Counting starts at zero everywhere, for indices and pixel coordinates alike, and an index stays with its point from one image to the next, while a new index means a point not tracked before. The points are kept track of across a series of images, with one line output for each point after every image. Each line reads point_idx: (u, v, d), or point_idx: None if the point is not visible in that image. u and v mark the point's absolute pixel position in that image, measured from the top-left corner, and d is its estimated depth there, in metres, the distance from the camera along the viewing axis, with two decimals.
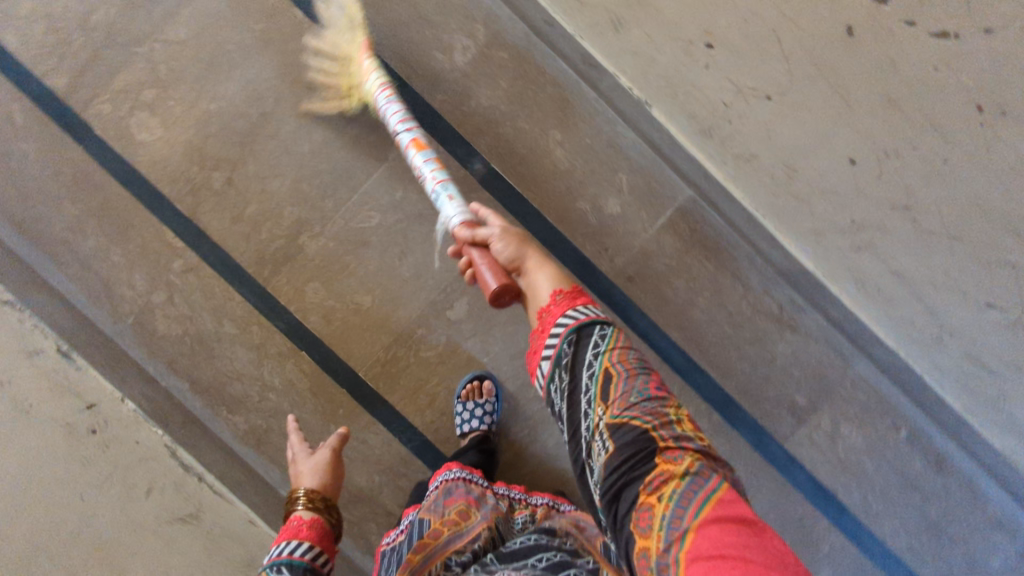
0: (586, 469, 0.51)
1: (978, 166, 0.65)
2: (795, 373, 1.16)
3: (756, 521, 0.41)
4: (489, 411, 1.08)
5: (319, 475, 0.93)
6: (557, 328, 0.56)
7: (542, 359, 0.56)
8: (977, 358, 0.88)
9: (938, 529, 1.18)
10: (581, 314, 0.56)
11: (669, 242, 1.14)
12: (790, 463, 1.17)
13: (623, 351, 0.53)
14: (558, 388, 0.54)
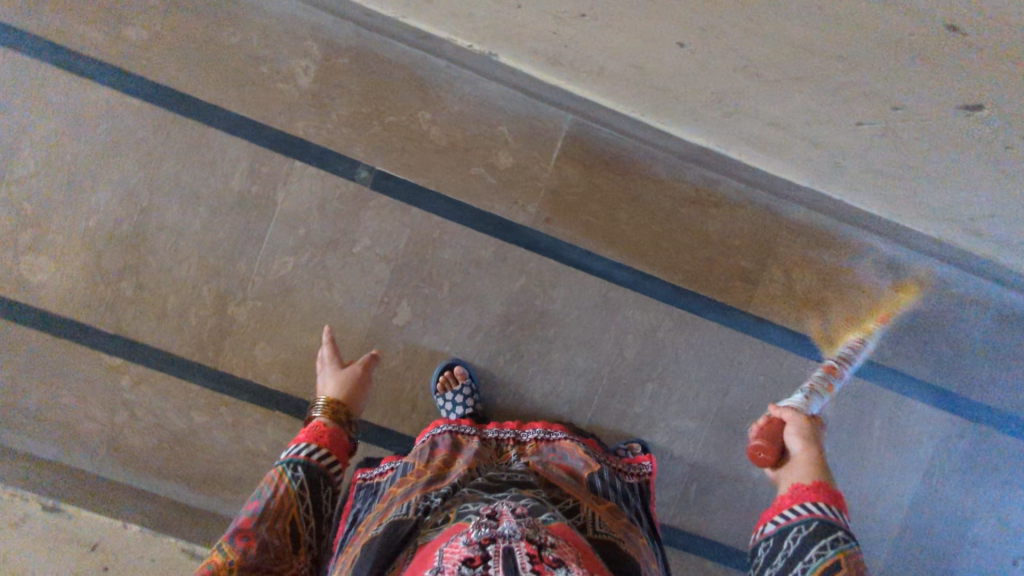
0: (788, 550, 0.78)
1: (786, 21, 0.64)
2: (732, 243, 1.18)
3: None
4: (469, 394, 1.11)
5: (345, 389, 1.00)
6: (795, 511, 0.82)
7: (772, 523, 0.83)
8: (875, 171, 0.90)
9: (915, 328, 1.22)
10: (812, 510, 0.81)
11: (570, 171, 1.15)
12: (759, 325, 1.21)
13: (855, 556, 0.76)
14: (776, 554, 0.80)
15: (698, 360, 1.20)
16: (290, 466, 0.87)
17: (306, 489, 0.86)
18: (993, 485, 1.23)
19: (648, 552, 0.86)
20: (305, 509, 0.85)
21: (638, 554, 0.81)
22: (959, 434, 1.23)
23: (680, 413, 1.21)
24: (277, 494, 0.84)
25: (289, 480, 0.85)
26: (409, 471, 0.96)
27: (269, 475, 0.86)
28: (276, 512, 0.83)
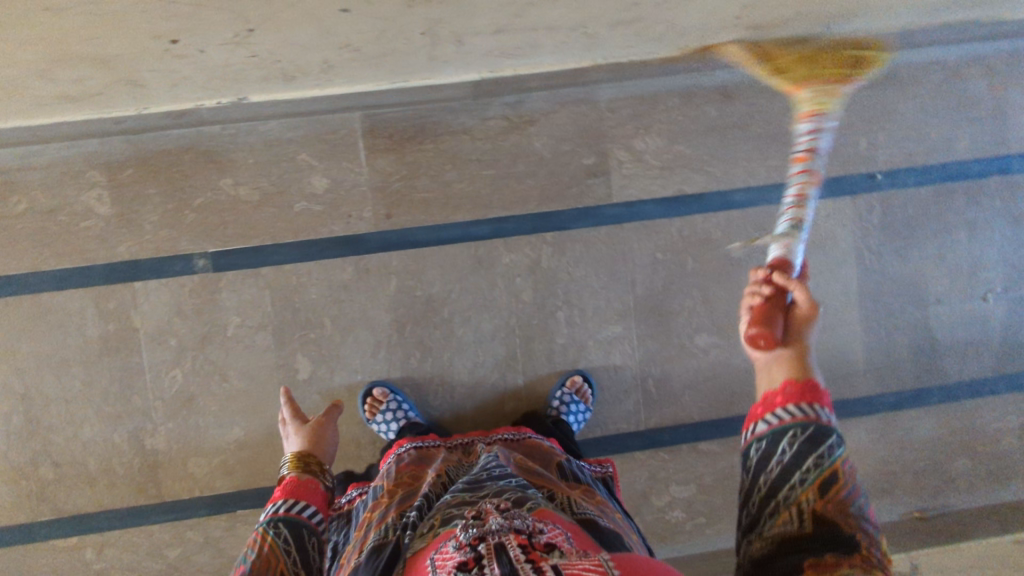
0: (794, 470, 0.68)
1: None
2: (565, 149, 1.17)
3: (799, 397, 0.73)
4: (397, 408, 1.12)
5: (316, 439, 0.98)
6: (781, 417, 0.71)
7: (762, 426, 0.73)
8: (613, 19, 0.88)
9: (774, 137, 1.20)
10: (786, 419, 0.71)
11: (384, 162, 1.15)
12: (630, 209, 1.20)
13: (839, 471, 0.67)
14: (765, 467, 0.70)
15: (592, 268, 1.19)
16: (273, 525, 0.80)
17: (294, 541, 0.79)
18: (919, 239, 1.25)
19: (623, 524, 0.90)
20: (293, 563, 0.76)
21: (616, 529, 0.85)
22: (868, 209, 1.23)
23: (601, 323, 1.20)
24: (263, 559, 0.75)
25: (274, 540, 0.77)
26: (381, 494, 0.92)
27: (250, 540, 0.78)
28: (271, 572, 0.75)
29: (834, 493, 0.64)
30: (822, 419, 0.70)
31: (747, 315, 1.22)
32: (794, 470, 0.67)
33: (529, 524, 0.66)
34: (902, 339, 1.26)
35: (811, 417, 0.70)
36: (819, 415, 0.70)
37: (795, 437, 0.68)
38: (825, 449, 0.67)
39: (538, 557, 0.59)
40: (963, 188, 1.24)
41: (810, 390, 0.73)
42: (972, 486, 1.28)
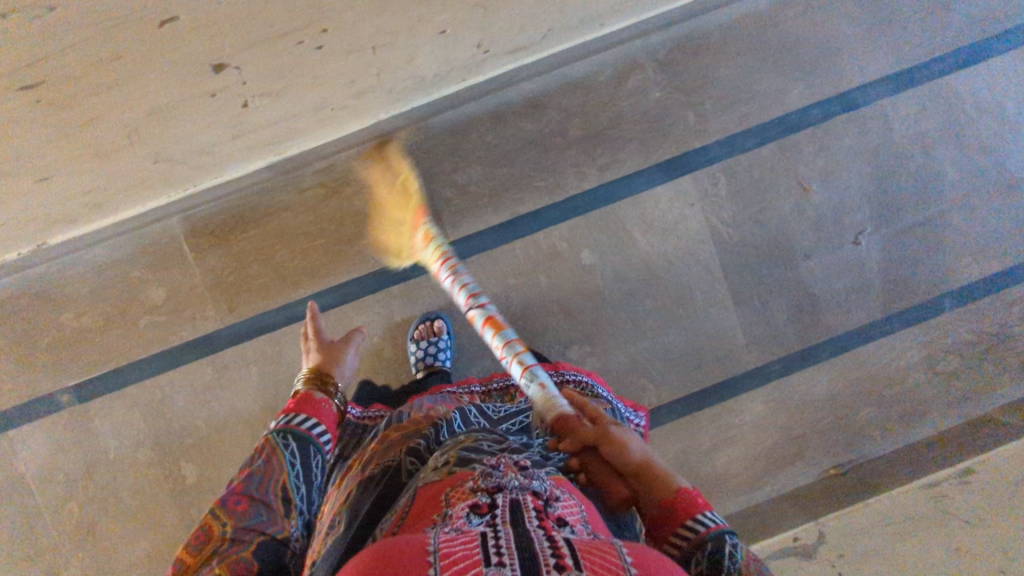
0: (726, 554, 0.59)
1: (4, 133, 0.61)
2: (387, 200, 1.15)
3: (691, 504, 0.63)
4: (432, 345, 1.12)
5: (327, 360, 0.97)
6: (700, 521, 0.61)
7: (675, 543, 0.62)
8: (342, 96, 0.85)
9: (597, 134, 1.17)
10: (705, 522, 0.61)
11: (213, 259, 1.15)
12: (469, 242, 1.18)
13: (752, 556, 0.60)
14: (684, 552, 0.61)
15: (447, 310, 1.18)
16: (282, 436, 0.78)
17: (301, 456, 0.77)
18: (774, 197, 1.20)
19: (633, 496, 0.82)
20: (296, 476, 0.75)
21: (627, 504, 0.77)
22: (710, 181, 1.19)
23: (469, 361, 1.19)
24: (272, 465, 0.74)
25: (282, 451, 0.76)
26: (393, 428, 0.89)
27: (256, 445, 0.76)
28: (272, 482, 0.73)
29: None
30: (705, 533, 0.60)
31: (612, 317, 1.20)
32: None
33: (546, 486, 0.62)
34: (778, 305, 1.22)
35: (699, 534, 0.60)
36: (701, 528, 0.61)
37: (698, 560, 0.59)
38: (729, 552, 0.59)
39: (551, 523, 0.54)
40: (805, 136, 1.20)
41: (679, 507, 0.63)
42: (887, 431, 1.24)
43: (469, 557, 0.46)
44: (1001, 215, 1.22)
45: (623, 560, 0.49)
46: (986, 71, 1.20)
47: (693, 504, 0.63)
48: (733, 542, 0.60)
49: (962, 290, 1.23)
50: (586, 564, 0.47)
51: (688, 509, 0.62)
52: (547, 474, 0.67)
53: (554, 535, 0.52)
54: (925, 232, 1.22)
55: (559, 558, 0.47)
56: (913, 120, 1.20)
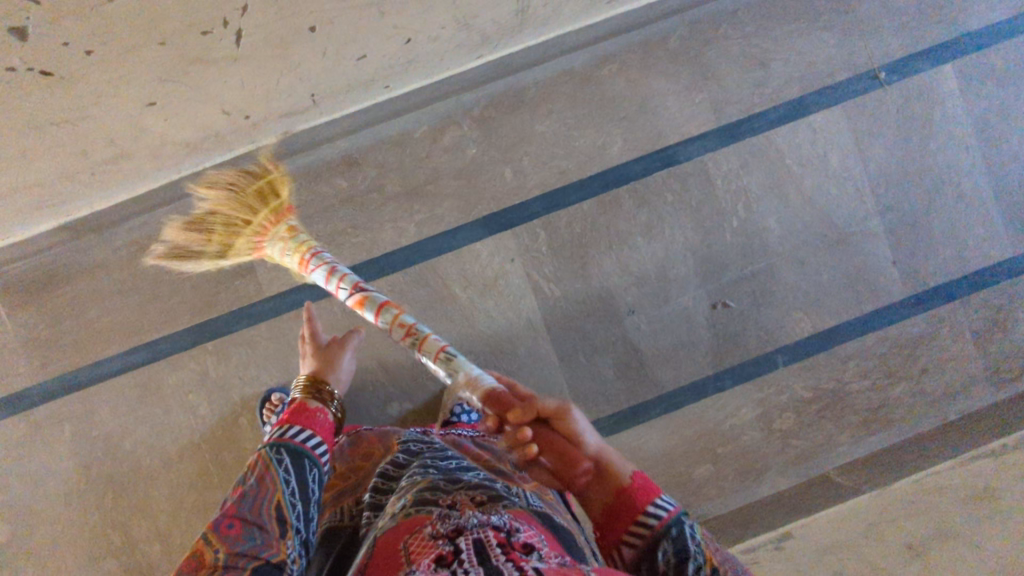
0: (683, 548, 0.63)
1: None
2: (201, 256, 1.16)
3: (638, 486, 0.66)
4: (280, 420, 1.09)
5: (322, 370, 1.00)
6: (655, 511, 0.64)
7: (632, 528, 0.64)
8: (83, 166, 0.86)
9: (412, 190, 1.17)
10: (659, 511, 0.64)
11: (25, 316, 1.15)
12: (285, 297, 1.17)
13: (713, 547, 0.65)
14: (655, 552, 0.63)
15: (264, 366, 1.17)
16: (275, 451, 0.82)
17: (293, 471, 0.81)
18: (595, 253, 1.18)
19: (572, 522, 0.83)
20: (290, 493, 0.79)
21: (571, 529, 0.78)
22: (530, 237, 1.18)
23: None
24: (264, 485, 0.79)
25: (276, 467, 0.81)
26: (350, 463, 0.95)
27: (251, 462, 0.82)
28: (265, 501, 0.77)
29: None
30: (660, 524, 0.63)
31: (434, 373, 1.18)
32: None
33: (504, 521, 0.64)
34: (604, 361, 1.19)
35: (653, 529, 0.63)
36: (654, 522, 0.63)
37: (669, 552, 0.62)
38: (693, 544, 0.64)
39: (518, 554, 0.56)
40: (627, 192, 1.18)
41: (627, 499, 0.65)
42: (722, 489, 1.21)
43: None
44: (828, 272, 1.20)
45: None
46: (808, 129, 1.19)
47: (645, 486, 0.66)
48: (689, 527, 0.65)
49: (792, 345, 1.21)
50: None
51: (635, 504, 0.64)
52: (503, 507, 0.69)
53: (524, 565, 0.54)
54: (753, 287, 1.19)
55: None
56: (733, 177, 1.19)
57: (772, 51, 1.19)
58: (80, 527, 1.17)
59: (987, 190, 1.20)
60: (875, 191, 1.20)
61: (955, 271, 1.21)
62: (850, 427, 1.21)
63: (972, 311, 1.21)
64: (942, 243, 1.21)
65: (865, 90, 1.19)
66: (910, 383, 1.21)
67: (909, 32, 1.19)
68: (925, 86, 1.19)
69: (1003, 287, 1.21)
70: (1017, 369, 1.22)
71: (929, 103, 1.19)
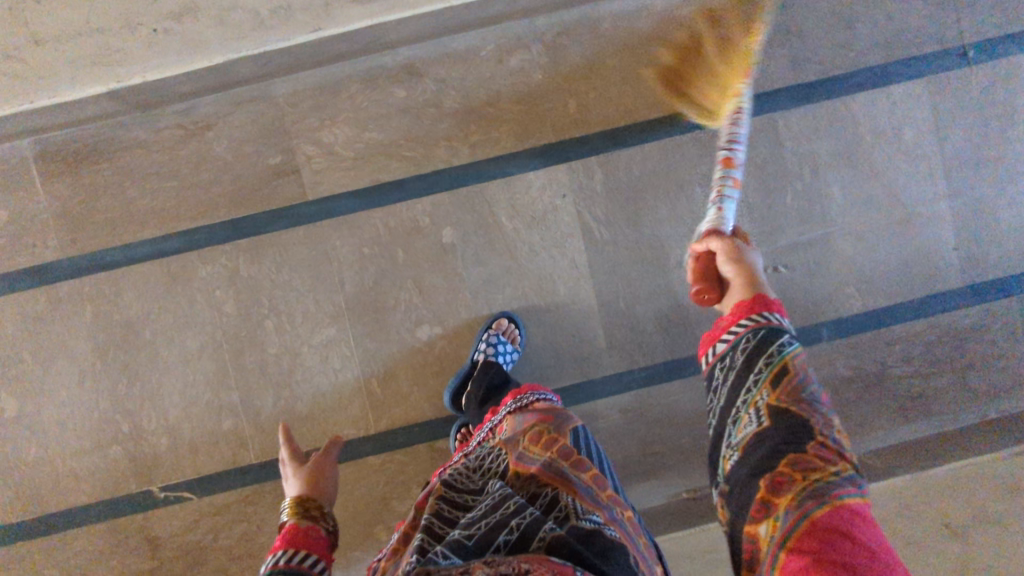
0: (761, 359, 0.91)
1: None
2: (247, 149, 1.13)
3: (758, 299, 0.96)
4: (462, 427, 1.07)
5: (309, 486, 0.92)
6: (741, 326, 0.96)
7: (727, 339, 0.94)
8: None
9: (471, 109, 1.13)
10: (767, 318, 0.93)
11: (63, 187, 1.13)
12: (328, 203, 1.14)
13: (796, 364, 0.88)
14: (725, 365, 0.92)
15: (296, 271, 1.14)
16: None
17: None
18: (650, 199, 1.14)
19: (631, 528, 0.74)
20: None
21: (626, 543, 0.69)
22: (586, 174, 1.14)
23: (314, 328, 1.14)
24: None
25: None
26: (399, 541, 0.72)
27: None
28: None
29: (790, 381, 0.88)
30: (768, 322, 0.93)
31: (469, 301, 1.14)
32: (752, 373, 0.91)
33: None
34: (645, 312, 1.15)
35: (763, 322, 0.94)
36: (764, 318, 0.94)
37: (753, 336, 0.94)
38: (775, 347, 0.92)
39: None
40: (691, 140, 1.14)
41: (762, 302, 0.95)
42: None
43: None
44: (888, 250, 1.16)
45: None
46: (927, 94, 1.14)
47: (768, 305, 0.95)
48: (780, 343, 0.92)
49: (841, 320, 1.17)
50: None
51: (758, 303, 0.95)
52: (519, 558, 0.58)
53: None
54: (806, 256, 1.15)
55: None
56: (803, 139, 1.15)
57: (859, 14, 1.15)
58: (90, 411, 1.14)
59: None
60: (945, 172, 1.15)
61: (1016, 265, 1.17)
62: (888, 411, 1.17)
63: None
64: (1007, 234, 1.16)
65: (952, 66, 1.14)
66: (956, 375, 1.17)
67: (1004, 11, 1.15)
68: (1015, 70, 1.14)
69: None
70: None
71: (1018, 88, 1.15)
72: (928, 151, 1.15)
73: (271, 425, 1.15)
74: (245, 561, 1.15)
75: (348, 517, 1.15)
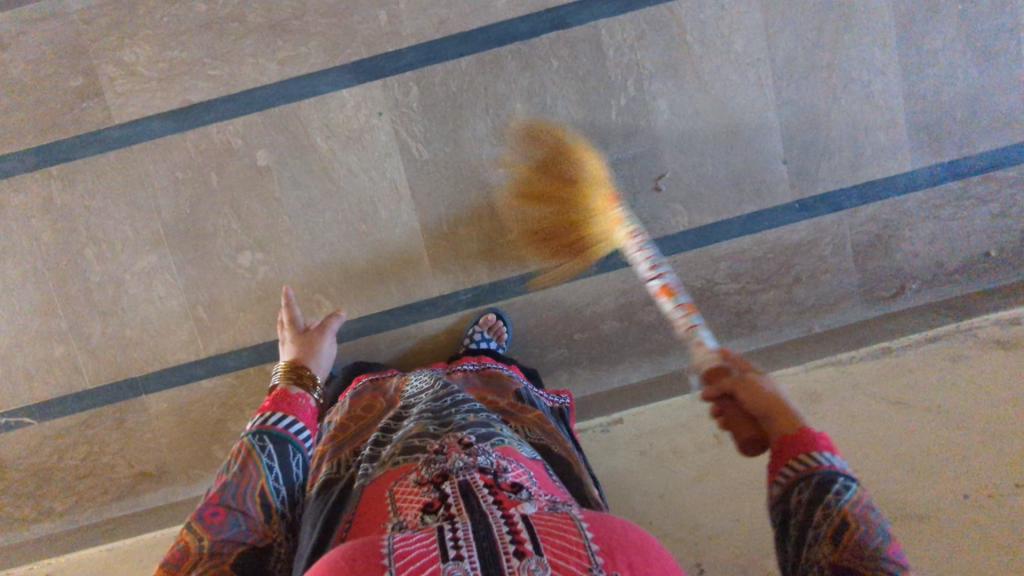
0: (829, 496, 0.48)
1: None
2: (47, 69, 1.09)
3: (809, 430, 0.53)
4: None
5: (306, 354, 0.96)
6: (822, 458, 0.50)
7: (770, 474, 0.53)
8: None
9: (277, 22, 1.08)
10: (828, 461, 0.50)
11: None
12: (135, 126, 1.10)
13: (869, 508, 0.48)
14: (781, 512, 0.51)
15: (109, 199, 1.12)
16: (258, 438, 0.71)
17: (278, 457, 0.70)
18: (470, 115, 1.11)
19: (571, 451, 0.83)
20: (275, 479, 0.69)
21: (571, 459, 0.77)
22: (401, 90, 1.10)
23: (134, 255, 1.14)
24: (247, 471, 0.67)
25: (259, 454, 0.69)
26: (349, 419, 0.88)
27: (233, 450, 0.69)
28: (249, 489, 0.66)
29: (845, 537, 0.47)
30: (818, 467, 0.50)
31: (289, 225, 1.13)
32: (805, 524, 0.49)
33: (493, 461, 0.59)
34: (468, 233, 1.14)
35: (811, 467, 0.50)
36: (817, 462, 0.50)
37: (804, 491, 0.49)
38: (835, 496, 0.48)
39: (507, 500, 0.52)
40: (511, 52, 1.09)
41: (797, 436, 0.52)
42: (574, 374, 1.19)
43: (425, 555, 0.43)
44: (718, 165, 1.14)
45: (584, 539, 0.46)
46: (585, 304, 1.17)
47: (819, 446, 0.51)
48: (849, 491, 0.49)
49: (667, 238, 1.16)
50: (547, 548, 0.44)
51: (810, 439, 0.52)
52: (494, 445, 0.64)
53: (511, 511, 0.49)
54: (631, 172, 1.13)
55: (518, 544, 0.44)
56: (627, 49, 1.10)
57: None
58: None
59: (897, 94, 1.12)
60: (777, 80, 1.11)
61: (847, 179, 1.15)
62: (712, 327, 1.18)
63: (857, 225, 1.16)
64: (840, 147, 1.14)
65: None
66: (782, 291, 1.18)
67: None
68: None
69: (897, 200, 1.15)
70: (892, 289, 1.18)
71: None
72: (762, 59, 1.10)
73: (102, 351, 1.16)
74: (89, 480, 1.20)
75: (186, 438, 1.19)
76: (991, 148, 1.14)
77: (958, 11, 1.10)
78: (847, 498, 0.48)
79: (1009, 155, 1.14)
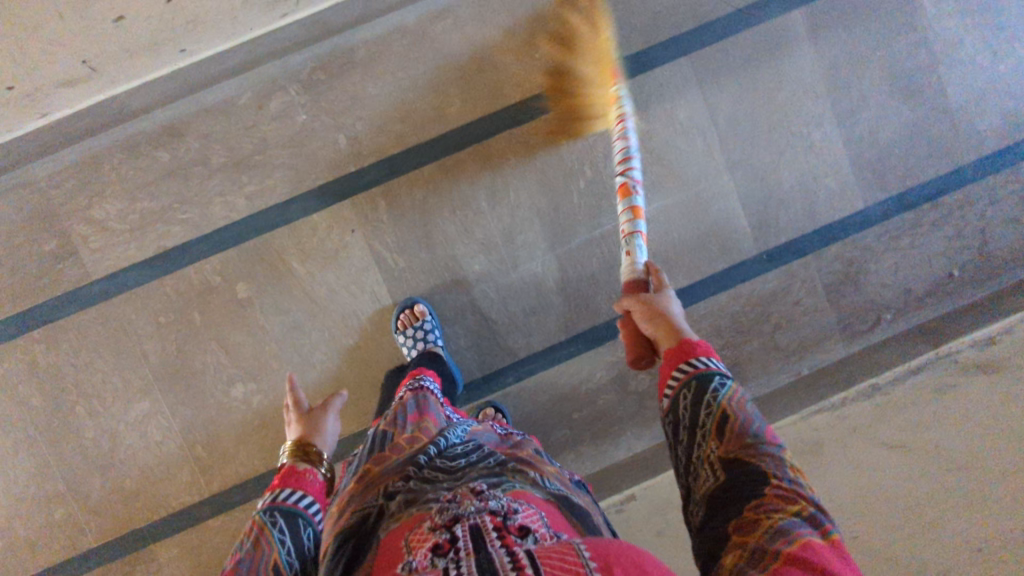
0: (712, 399, 0.64)
1: None
2: (22, 237, 1.11)
3: (688, 347, 0.72)
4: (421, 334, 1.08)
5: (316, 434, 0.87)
6: (696, 362, 0.70)
7: (665, 391, 0.70)
8: None
9: (241, 159, 1.12)
10: (701, 363, 0.69)
11: None
12: (113, 278, 1.12)
13: (737, 397, 0.65)
14: (673, 430, 0.67)
15: (96, 352, 1.13)
16: (269, 513, 0.68)
17: (290, 531, 0.67)
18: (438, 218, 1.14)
19: (593, 506, 0.71)
20: (287, 553, 0.65)
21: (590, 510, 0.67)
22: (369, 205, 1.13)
23: (125, 404, 1.13)
24: (260, 548, 0.65)
25: (271, 530, 0.66)
26: (395, 443, 0.74)
27: (245, 528, 0.67)
28: (261, 564, 0.63)
29: (729, 436, 0.60)
30: (694, 371, 0.69)
31: (277, 350, 1.14)
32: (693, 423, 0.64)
33: (503, 504, 0.53)
34: (454, 331, 1.16)
35: (691, 371, 0.69)
36: (696, 365, 0.69)
37: (682, 396, 0.67)
38: (711, 394, 0.65)
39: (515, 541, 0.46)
40: (469, 153, 1.14)
41: (684, 347, 0.73)
42: (579, 454, 1.19)
43: None
44: (681, 228, 1.18)
45: None
46: (577, 383, 1.18)
47: (700, 350, 0.72)
48: (723, 384, 0.66)
49: None
50: None
51: (685, 350, 0.72)
52: (504, 491, 0.58)
53: (519, 549, 0.44)
54: (602, 249, 1.16)
55: None
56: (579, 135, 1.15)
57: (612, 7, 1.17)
58: None
59: (837, 138, 1.18)
60: (722, 141, 1.17)
61: (806, 225, 1.20)
62: None
63: (825, 266, 1.20)
64: (793, 195, 1.19)
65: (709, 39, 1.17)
66: (765, 341, 1.20)
67: None
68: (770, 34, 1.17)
69: (857, 238, 1.20)
70: (870, 322, 1.21)
71: (776, 52, 1.17)
72: (704, 124, 1.17)
73: (103, 506, 1.15)
74: None
75: None
76: (933, 177, 1.20)
77: (878, 58, 1.18)
78: (721, 391, 0.66)
79: (951, 181, 1.20)
